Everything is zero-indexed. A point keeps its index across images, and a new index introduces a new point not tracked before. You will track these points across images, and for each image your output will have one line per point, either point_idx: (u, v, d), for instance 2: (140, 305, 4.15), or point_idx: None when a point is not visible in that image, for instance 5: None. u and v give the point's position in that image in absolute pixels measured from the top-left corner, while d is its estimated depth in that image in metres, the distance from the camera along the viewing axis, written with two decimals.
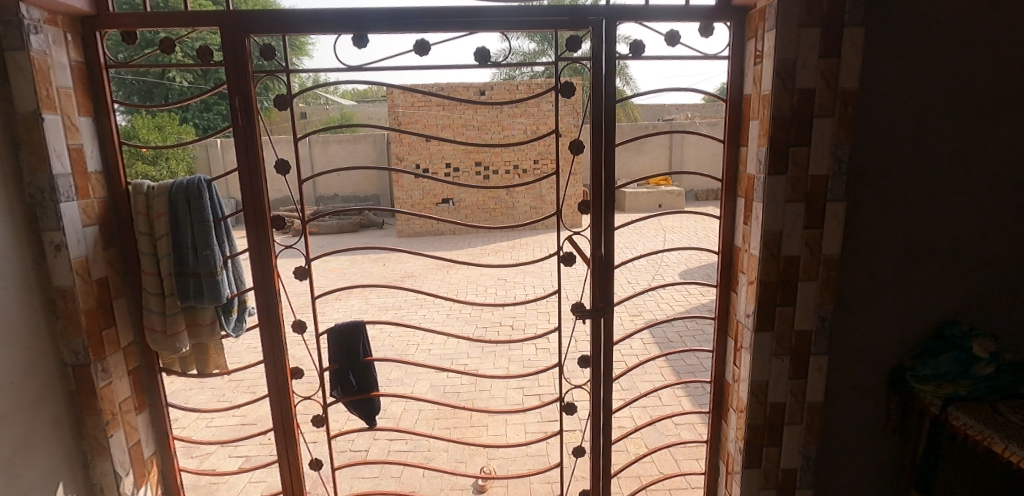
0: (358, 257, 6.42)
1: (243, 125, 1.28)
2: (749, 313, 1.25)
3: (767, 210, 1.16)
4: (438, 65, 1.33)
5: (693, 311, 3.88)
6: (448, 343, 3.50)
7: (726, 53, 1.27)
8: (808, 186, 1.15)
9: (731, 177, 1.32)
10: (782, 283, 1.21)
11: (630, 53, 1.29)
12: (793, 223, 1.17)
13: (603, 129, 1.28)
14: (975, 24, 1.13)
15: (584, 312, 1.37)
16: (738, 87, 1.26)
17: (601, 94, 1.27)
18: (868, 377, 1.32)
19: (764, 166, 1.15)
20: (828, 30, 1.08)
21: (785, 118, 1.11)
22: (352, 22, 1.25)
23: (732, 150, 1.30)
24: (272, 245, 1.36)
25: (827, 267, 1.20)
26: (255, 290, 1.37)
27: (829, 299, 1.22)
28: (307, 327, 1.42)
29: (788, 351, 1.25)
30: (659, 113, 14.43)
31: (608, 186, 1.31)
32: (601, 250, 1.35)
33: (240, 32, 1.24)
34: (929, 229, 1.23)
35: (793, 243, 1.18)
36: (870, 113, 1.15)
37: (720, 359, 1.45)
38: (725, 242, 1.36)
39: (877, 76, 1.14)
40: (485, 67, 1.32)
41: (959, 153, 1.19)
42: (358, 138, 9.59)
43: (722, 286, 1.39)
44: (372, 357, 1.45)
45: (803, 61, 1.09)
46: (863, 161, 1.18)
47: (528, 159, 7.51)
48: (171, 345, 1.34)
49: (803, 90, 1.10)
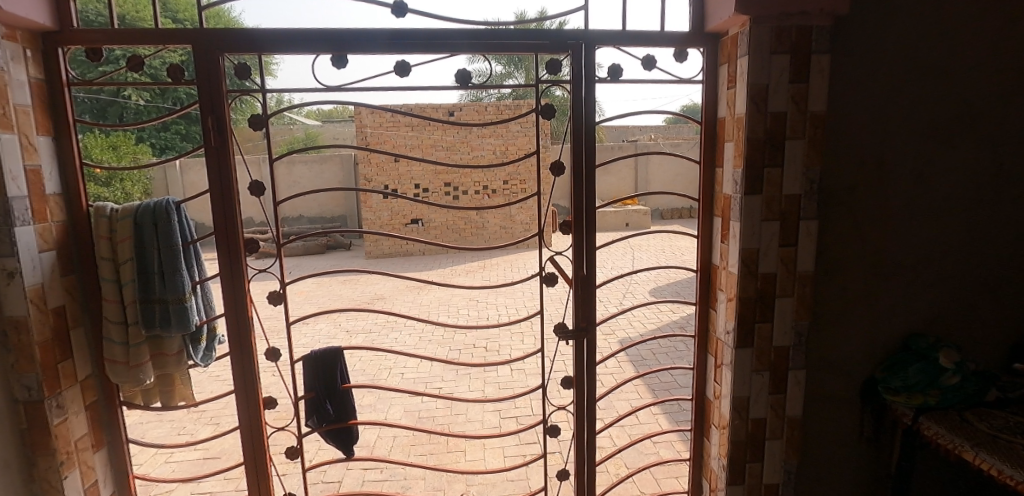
0: (326, 279, 6.28)
1: (216, 146, 1.23)
2: (729, 330, 1.27)
3: (743, 229, 1.20)
4: (418, 87, 1.33)
5: (664, 328, 3.95)
6: (421, 366, 3.43)
7: (700, 78, 1.32)
8: (783, 205, 1.19)
9: (707, 197, 1.35)
10: (760, 299, 1.24)
11: (608, 76, 1.32)
12: (769, 241, 1.21)
13: (583, 151, 1.30)
14: (925, 51, 1.21)
15: (567, 333, 1.36)
16: (712, 109, 1.31)
17: (581, 116, 1.29)
18: (842, 388, 1.35)
19: (740, 186, 1.19)
20: (796, 57, 1.14)
21: (759, 140, 1.16)
22: (331, 42, 1.23)
23: (707, 171, 1.33)
24: (245, 270, 1.31)
25: (803, 283, 1.23)
26: (226, 316, 1.30)
27: (805, 315, 1.25)
28: (281, 355, 1.36)
29: (768, 366, 1.27)
30: (624, 134, 14.91)
31: (589, 206, 1.32)
32: (584, 270, 1.35)
33: (214, 50, 1.20)
34: (894, 245, 1.29)
35: (770, 261, 1.22)
36: (836, 136, 1.21)
37: (701, 376, 1.46)
38: (704, 260, 1.38)
39: (842, 100, 1.20)
40: (466, 89, 1.32)
41: (917, 173, 1.26)
42: (325, 158, 9.46)
43: (701, 303, 1.42)
44: (349, 384, 1.40)
45: (774, 85, 1.14)
46: (831, 181, 1.23)
47: (497, 180, 7.59)
48: (134, 377, 1.26)
49: (775, 113, 1.15)
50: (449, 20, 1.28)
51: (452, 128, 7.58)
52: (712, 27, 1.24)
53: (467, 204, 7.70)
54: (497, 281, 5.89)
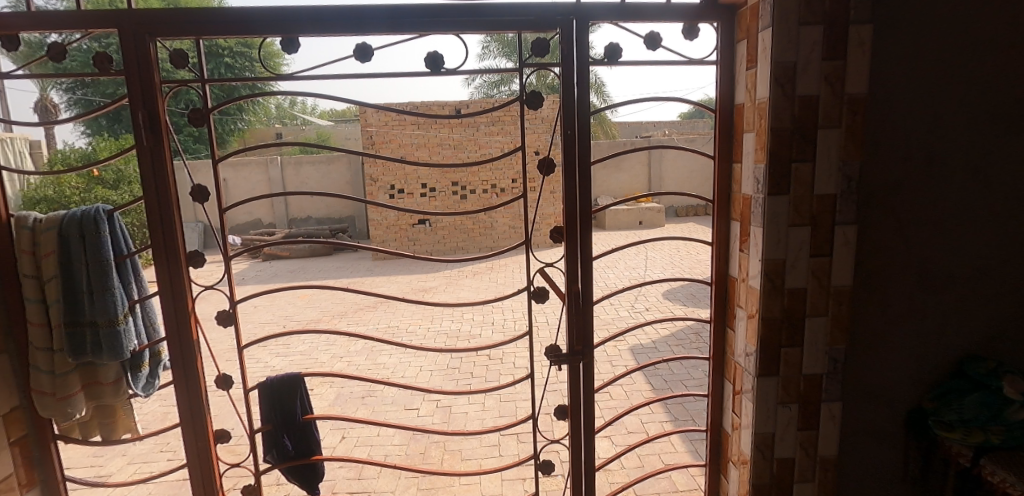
0: (330, 283, 6.16)
1: (149, 146, 1.07)
2: (750, 355, 1.08)
3: (766, 236, 1.00)
4: (387, 75, 1.15)
5: (678, 334, 3.71)
6: (420, 376, 3.26)
7: (713, 58, 1.12)
8: (814, 206, 0.99)
9: (723, 197, 1.15)
10: (787, 321, 1.04)
11: (605, 58, 1.12)
12: (798, 251, 1.01)
13: (576, 146, 1.11)
14: (987, 19, 0.99)
15: (559, 357, 1.17)
16: (729, 96, 1.11)
17: (574, 105, 1.10)
18: (885, 421, 1.15)
19: (763, 185, 0.99)
20: (830, 29, 0.93)
21: (785, 130, 0.96)
22: (277, 24, 1.05)
23: (723, 167, 1.13)
24: (189, 288, 1.16)
25: (838, 301, 1.03)
26: (169, 340, 1.15)
27: (842, 338, 1.05)
28: (233, 383, 1.20)
29: (796, 398, 1.07)
30: (637, 130, 14.73)
31: (582, 210, 1.13)
32: (578, 284, 1.16)
33: (143, 35, 1.04)
34: (946, 254, 1.08)
35: (798, 274, 1.02)
36: (881, 123, 1.00)
37: (717, 405, 1.26)
38: (720, 271, 1.18)
39: (890, 81, 0.99)
40: (439, 76, 1.11)
41: (976, 168, 1.05)
42: (332, 159, 9.36)
43: (716, 321, 1.21)
44: (313, 414, 1.25)
45: (804, 63, 0.94)
46: (873, 178, 1.02)
47: (505, 178, 7.42)
48: (62, 411, 1.12)
49: (805, 96, 0.95)
50: None
51: (459, 126, 7.40)
52: None
53: (475, 204, 7.53)
54: (504, 283, 5.71)
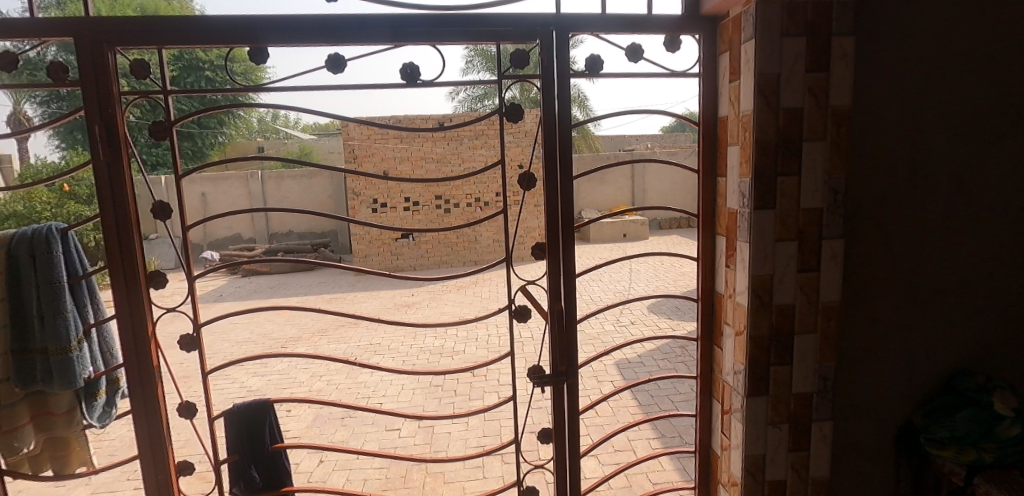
0: (311, 299, 6.04)
1: (106, 159, 1.01)
2: (739, 373, 1.05)
3: (752, 251, 0.98)
4: (363, 86, 1.10)
5: (664, 348, 3.68)
6: (402, 395, 3.17)
7: (695, 70, 1.10)
8: (800, 220, 0.97)
9: (707, 212, 1.13)
10: (776, 337, 1.01)
11: (587, 70, 1.09)
12: (785, 266, 0.98)
13: (558, 159, 1.08)
14: (966, 32, 0.99)
15: (542, 379, 1.11)
16: (711, 108, 1.09)
17: (554, 118, 1.07)
18: (875, 439, 1.12)
19: (749, 199, 0.97)
20: (812, 41, 0.92)
21: (770, 142, 0.94)
22: (244, 33, 1.00)
23: (707, 181, 1.11)
24: (149, 311, 1.09)
25: (827, 316, 1.01)
26: (127, 367, 1.08)
27: (831, 355, 1.02)
28: (197, 411, 1.13)
29: (786, 417, 1.04)
30: (620, 144, 14.93)
31: (565, 226, 1.10)
32: (561, 301, 1.11)
33: (100, 43, 0.98)
34: (932, 268, 1.07)
35: (787, 289, 0.99)
36: (867, 134, 0.99)
37: (705, 425, 1.22)
38: (706, 287, 1.15)
39: (873, 93, 0.98)
40: (414, 88, 1.07)
41: (958, 180, 1.04)
42: (314, 173, 9.26)
43: (703, 339, 1.18)
44: (282, 443, 1.18)
45: (787, 75, 0.93)
46: (858, 191, 1.01)
47: (489, 192, 7.42)
48: (7, 445, 1.03)
49: (789, 109, 0.94)
50: (394, 5, 1.05)
51: (442, 140, 7.39)
52: (709, 8, 1.02)
53: (459, 217, 7.51)
54: (489, 298, 5.67)
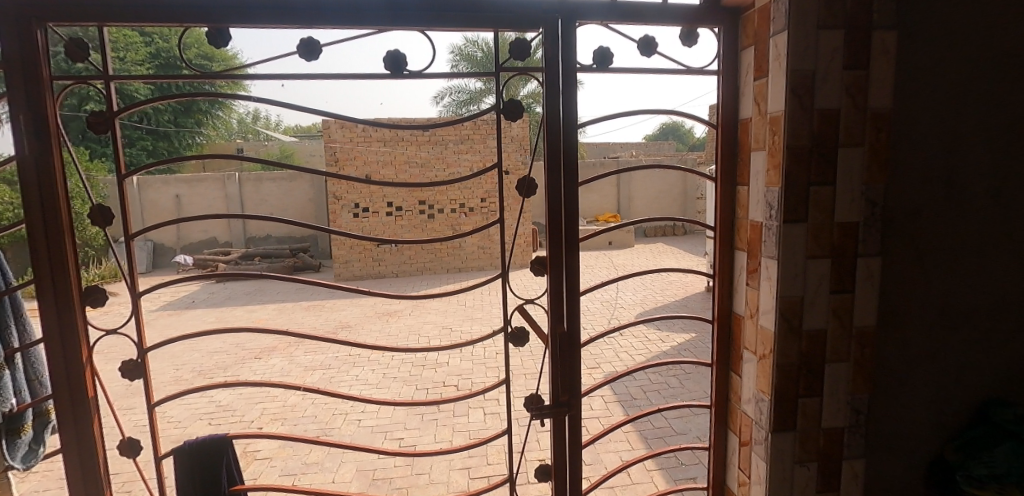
0: (288, 306, 5.82)
1: (34, 155, 0.86)
2: (763, 406, 0.93)
3: (782, 269, 0.87)
4: (341, 74, 0.97)
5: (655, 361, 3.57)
6: (382, 410, 2.99)
7: (714, 67, 0.99)
8: (834, 237, 0.87)
9: (725, 225, 1.02)
10: (805, 366, 0.90)
11: (595, 64, 0.97)
12: (817, 286, 0.88)
13: (562, 162, 0.95)
14: (1010, 31, 0.90)
15: (541, 411, 0.98)
16: (732, 109, 0.98)
17: (559, 116, 0.95)
18: (904, 475, 1.01)
19: (778, 211, 0.86)
20: (851, 35, 0.83)
21: (804, 148, 0.84)
22: (202, 10, 0.86)
23: (726, 190, 1.00)
24: (83, 333, 0.93)
25: (860, 343, 0.91)
26: (56, 399, 0.92)
27: (864, 385, 0.92)
28: (141, 449, 0.97)
29: (816, 455, 0.93)
30: (604, 151, 14.99)
31: (569, 239, 0.97)
32: (563, 324, 0.99)
33: (25, 17, 0.83)
34: (971, 289, 0.97)
35: (818, 313, 0.88)
36: (908, 139, 0.89)
37: (720, 459, 1.10)
38: (722, 307, 1.04)
39: (911, 95, 0.88)
40: (400, 79, 0.94)
41: (998, 193, 0.94)
42: (294, 176, 9.03)
43: (719, 364, 1.06)
44: (242, 485, 1.03)
45: (822, 73, 0.83)
46: (896, 204, 0.90)
47: (474, 198, 7.32)
48: None
49: (824, 110, 0.84)
50: None
51: (427, 143, 7.26)
52: None
53: (443, 223, 7.38)
54: (473, 306, 5.52)
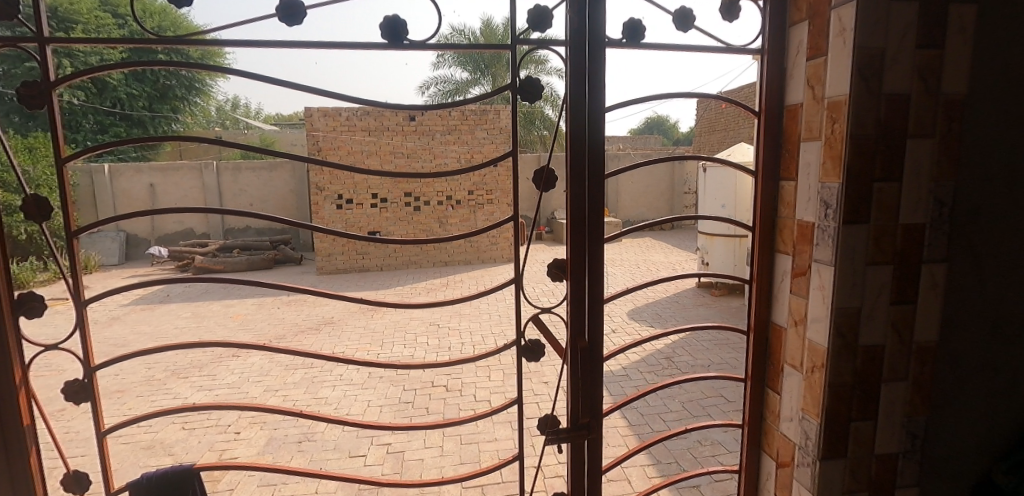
0: (267, 301, 5.60)
1: None
2: (811, 432, 0.82)
3: (840, 277, 0.76)
4: (331, 42, 0.82)
5: (650, 360, 3.48)
6: (368, 413, 2.85)
7: (758, 46, 0.87)
8: (897, 241, 0.76)
9: (766, 225, 0.91)
10: (860, 387, 0.80)
11: (624, 38, 0.85)
12: (877, 297, 0.77)
13: (586, 149, 0.83)
14: None
15: (558, 436, 0.86)
16: (778, 93, 0.87)
17: (585, 97, 0.82)
18: None
19: (836, 211, 0.75)
20: (926, 9, 0.72)
21: (869, 139, 0.73)
22: None
23: (768, 186, 0.89)
24: (12, 348, 0.78)
25: (920, 360, 0.81)
26: None
27: (921, 408, 0.82)
28: (90, 486, 0.83)
29: (866, 485, 0.83)
30: None
31: (594, 239, 0.85)
32: (585, 337, 0.87)
33: None
34: None
35: (876, 327, 0.78)
36: (984, 129, 0.77)
37: (751, 483, 1.00)
38: (759, 317, 0.93)
39: (991, 77, 0.76)
40: (400, 50, 0.80)
41: None
42: (274, 166, 8.74)
43: (754, 379, 0.96)
44: None
45: (893, 51, 0.71)
46: (969, 205, 0.79)
47: (461, 190, 7.18)
48: None
49: (894, 96, 0.73)
50: None
51: (413, 134, 7.09)
52: None
53: (429, 216, 7.22)
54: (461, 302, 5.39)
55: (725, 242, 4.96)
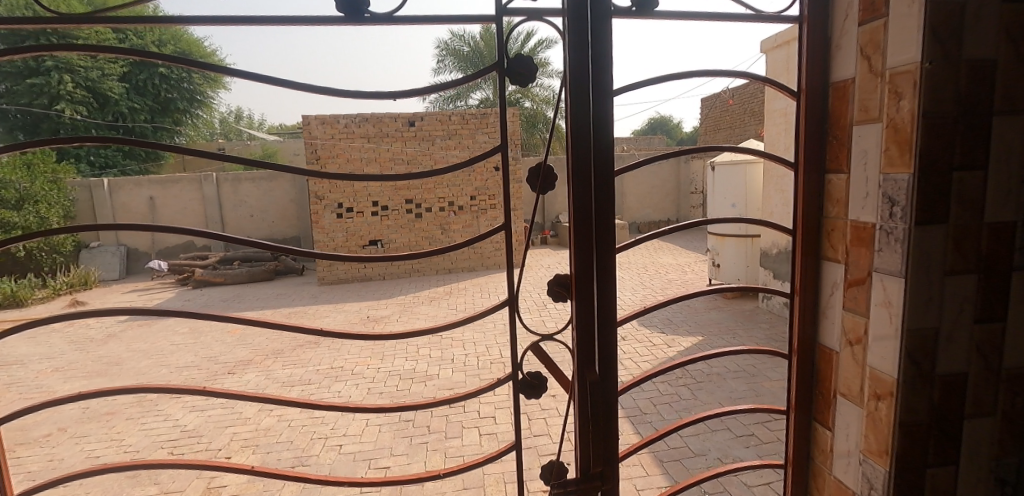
0: (266, 314, 5.49)
1: None
2: (878, 480, 0.67)
3: (912, 290, 0.60)
4: (276, 17, 0.70)
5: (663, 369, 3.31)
6: (366, 434, 2.69)
7: (795, 13, 0.73)
8: (983, 245, 0.61)
9: (810, 228, 0.76)
10: (939, 424, 0.64)
11: (634, 7, 0.70)
12: (958, 315, 0.62)
13: (592, 144, 0.69)
14: None
15: (566, 489, 0.71)
16: (822, 68, 0.72)
17: (588, 78, 0.68)
18: None
19: (908, 208, 0.60)
20: None
21: (948, 118, 0.58)
22: None
23: (810, 180, 0.74)
24: None
25: (1009, 390, 0.65)
26: None
27: (1011, 447, 0.67)
28: None
29: None
30: None
31: (604, 251, 0.71)
32: (595, 369, 0.72)
33: None
34: None
35: (956, 352, 0.63)
36: None
37: None
38: (803, 337, 0.78)
39: None
40: (360, 26, 0.66)
41: None
42: (274, 176, 8.64)
43: (798, 411, 0.80)
44: None
45: (975, 7, 0.57)
46: None
47: (463, 195, 7.06)
48: None
49: (977, 62, 0.58)
50: None
51: (413, 139, 6.97)
52: None
53: (431, 222, 7.09)
54: (465, 311, 5.23)
55: (736, 242, 4.78)
